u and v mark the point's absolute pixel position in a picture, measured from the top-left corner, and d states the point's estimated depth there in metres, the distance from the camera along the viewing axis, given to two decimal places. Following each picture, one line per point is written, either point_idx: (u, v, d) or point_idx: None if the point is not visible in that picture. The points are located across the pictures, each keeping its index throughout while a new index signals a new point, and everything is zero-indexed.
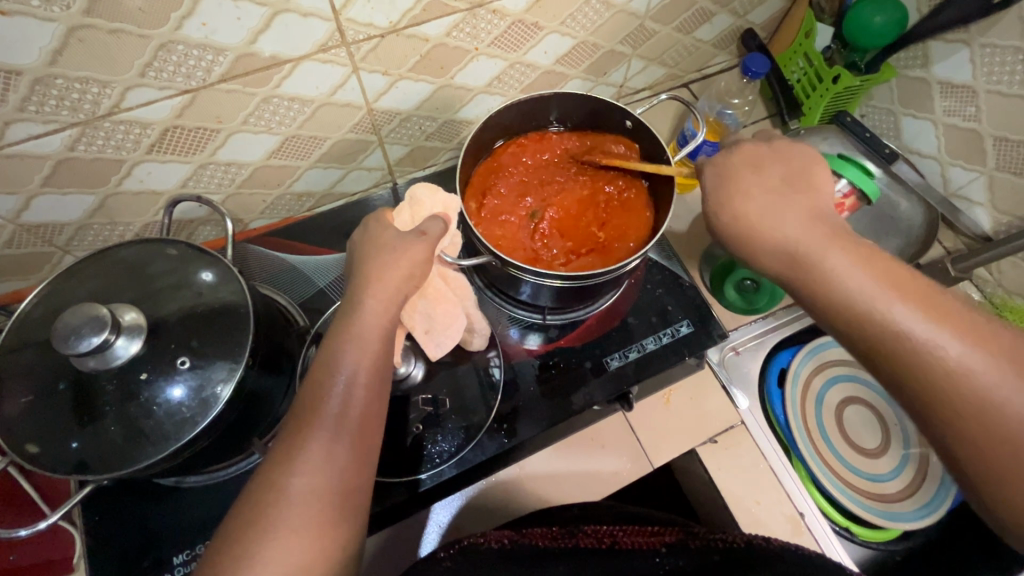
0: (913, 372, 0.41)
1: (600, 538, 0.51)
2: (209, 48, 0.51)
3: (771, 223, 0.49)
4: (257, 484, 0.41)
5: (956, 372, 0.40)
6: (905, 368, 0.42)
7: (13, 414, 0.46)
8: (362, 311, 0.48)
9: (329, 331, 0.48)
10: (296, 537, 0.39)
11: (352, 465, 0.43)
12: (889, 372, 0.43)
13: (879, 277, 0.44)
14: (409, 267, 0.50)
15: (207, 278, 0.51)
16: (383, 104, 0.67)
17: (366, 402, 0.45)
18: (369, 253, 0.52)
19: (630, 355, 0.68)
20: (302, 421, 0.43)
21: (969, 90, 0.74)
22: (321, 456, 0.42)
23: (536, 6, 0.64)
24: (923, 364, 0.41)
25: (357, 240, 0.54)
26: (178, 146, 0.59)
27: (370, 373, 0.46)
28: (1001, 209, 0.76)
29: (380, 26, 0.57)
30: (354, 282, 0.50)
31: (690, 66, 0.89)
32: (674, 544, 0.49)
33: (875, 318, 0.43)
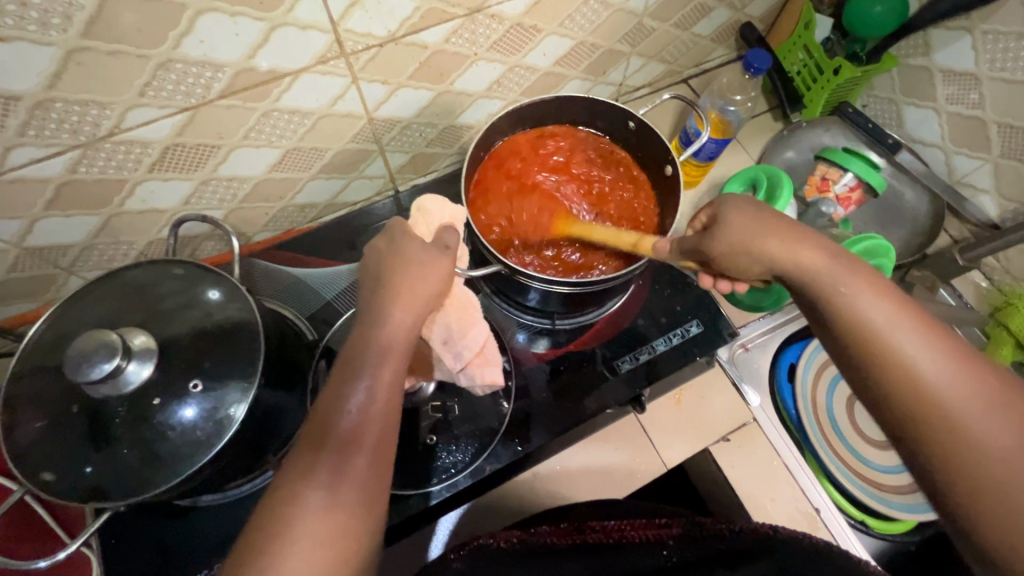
0: (922, 433, 0.37)
1: (607, 533, 0.51)
2: (207, 65, 0.50)
3: (794, 248, 0.45)
4: (270, 504, 0.40)
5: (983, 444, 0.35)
6: (927, 428, 0.37)
7: (26, 441, 0.46)
8: (386, 322, 0.47)
9: (349, 340, 0.47)
10: (316, 552, 0.38)
11: (371, 483, 0.42)
12: (916, 435, 0.37)
13: (939, 347, 0.38)
14: (435, 282, 0.50)
15: (215, 296, 0.50)
16: (383, 113, 0.67)
17: (384, 417, 0.44)
18: (392, 263, 0.50)
19: (641, 357, 0.68)
20: (319, 435, 0.42)
21: (972, 77, 0.73)
22: (339, 476, 0.41)
23: (534, 9, 0.63)
24: (972, 441, 0.35)
25: (380, 249, 0.53)
26: (180, 163, 0.58)
27: (389, 387, 0.45)
28: (1007, 196, 0.76)
29: (379, 35, 0.56)
30: (376, 292, 0.49)
31: (689, 62, 0.89)
32: (681, 536, 0.48)
33: (907, 384, 0.38)
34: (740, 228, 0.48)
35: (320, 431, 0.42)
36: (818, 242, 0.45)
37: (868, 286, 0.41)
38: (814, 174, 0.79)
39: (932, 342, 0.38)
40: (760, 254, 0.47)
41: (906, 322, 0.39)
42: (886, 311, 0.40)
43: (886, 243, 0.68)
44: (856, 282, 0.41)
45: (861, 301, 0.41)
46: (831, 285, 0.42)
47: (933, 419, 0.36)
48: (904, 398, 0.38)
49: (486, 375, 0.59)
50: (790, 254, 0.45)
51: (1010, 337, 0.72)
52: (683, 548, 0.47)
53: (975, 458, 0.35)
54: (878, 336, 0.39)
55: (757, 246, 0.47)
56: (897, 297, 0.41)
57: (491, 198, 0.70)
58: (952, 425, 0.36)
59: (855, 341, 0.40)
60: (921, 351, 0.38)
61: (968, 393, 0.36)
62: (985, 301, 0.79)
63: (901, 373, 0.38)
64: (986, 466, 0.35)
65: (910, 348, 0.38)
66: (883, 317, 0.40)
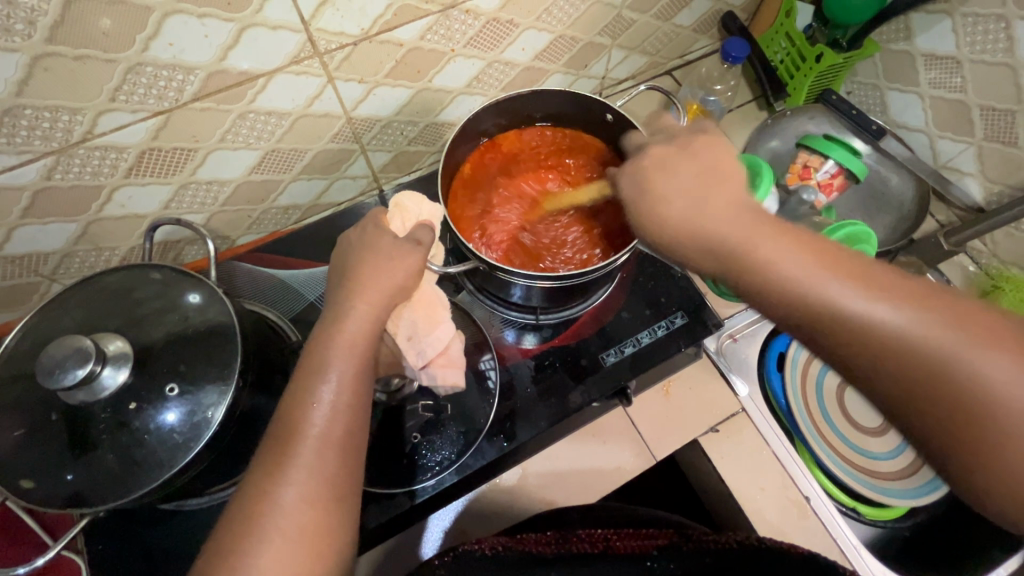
0: (898, 377, 0.38)
1: (593, 543, 0.50)
2: (178, 68, 0.50)
3: (712, 223, 0.44)
4: (242, 501, 0.40)
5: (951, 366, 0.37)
6: (906, 375, 0.38)
7: (5, 449, 0.46)
8: (352, 314, 0.47)
9: (313, 335, 0.47)
10: (291, 546, 0.38)
11: (337, 476, 0.41)
12: (881, 381, 0.39)
13: (865, 286, 0.39)
14: (404, 274, 0.50)
15: (193, 300, 0.50)
16: (361, 112, 0.66)
17: (352, 413, 0.44)
18: (366, 257, 0.51)
19: (626, 350, 0.68)
20: (286, 429, 0.42)
21: (953, 61, 0.73)
22: (305, 471, 0.40)
23: (510, 3, 0.63)
24: (945, 373, 0.37)
25: (353, 242, 0.54)
26: (157, 167, 0.58)
27: (358, 381, 0.45)
28: (992, 179, 0.75)
29: (352, 34, 0.56)
30: (346, 288, 0.49)
31: (672, 53, 0.88)
32: (668, 547, 0.48)
33: (858, 334, 0.39)
34: (673, 205, 0.46)
35: (285, 426, 0.42)
36: (731, 211, 0.44)
37: (782, 249, 0.42)
38: (795, 162, 0.78)
39: (862, 285, 0.39)
40: (700, 239, 0.45)
41: (933, 317, 0.38)
42: (804, 268, 0.41)
43: (868, 229, 0.68)
44: (777, 250, 0.42)
45: (783, 264, 0.41)
46: (754, 256, 0.42)
47: (966, 412, 0.37)
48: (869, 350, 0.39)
49: (449, 378, 0.58)
50: (767, 257, 0.42)
51: None
52: (674, 562, 0.46)
53: (995, 423, 0.36)
54: (818, 301, 0.40)
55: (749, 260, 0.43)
56: (811, 248, 0.42)
57: (479, 169, 0.72)
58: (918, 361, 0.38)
59: (882, 360, 0.39)
60: (859, 300, 0.39)
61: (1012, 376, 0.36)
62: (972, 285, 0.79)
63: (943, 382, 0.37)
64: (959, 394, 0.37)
65: (853, 302, 0.39)
66: (909, 325, 0.38)
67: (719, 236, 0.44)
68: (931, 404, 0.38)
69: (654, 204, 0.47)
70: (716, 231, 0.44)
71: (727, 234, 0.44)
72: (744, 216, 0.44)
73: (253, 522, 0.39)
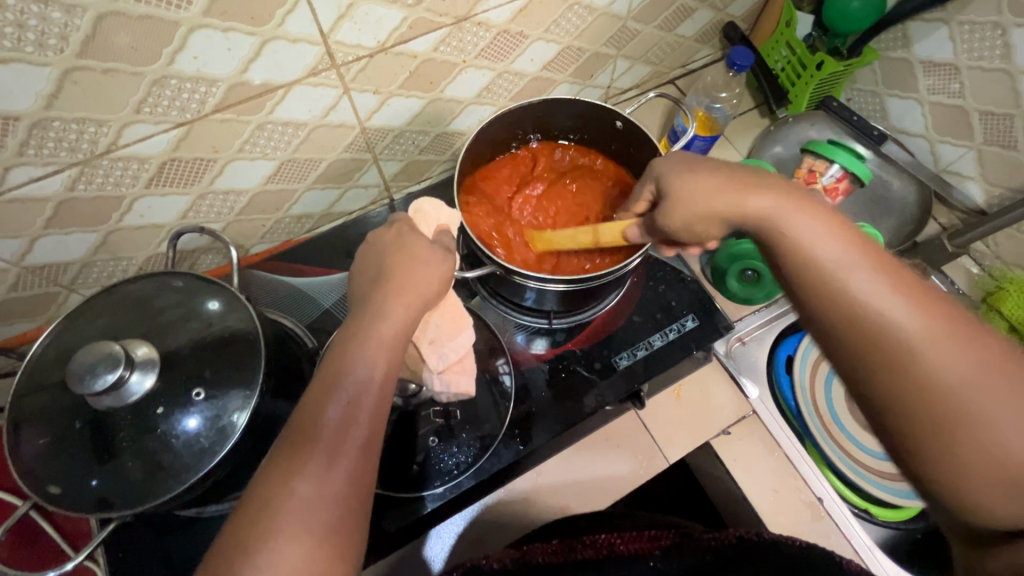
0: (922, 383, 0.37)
1: (598, 549, 0.49)
2: (202, 80, 0.52)
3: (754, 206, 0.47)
4: (255, 494, 0.40)
5: (972, 403, 0.36)
6: (889, 357, 0.38)
7: (32, 456, 0.46)
8: (388, 317, 0.47)
9: (339, 335, 0.48)
10: (316, 540, 0.39)
11: (358, 479, 0.42)
12: (900, 405, 0.38)
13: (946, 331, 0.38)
14: (429, 278, 0.51)
15: (214, 307, 0.51)
16: (375, 122, 0.68)
17: (375, 413, 0.44)
18: (391, 259, 0.52)
19: (638, 353, 0.68)
20: (309, 424, 0.42)
21: (951, 68, 0.75)
22: (327, 476, 0.41)
23: (519, 15, 0.65)
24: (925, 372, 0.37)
25: (383, 244, 0.54)
26: (176, 178, 0.59)
27: (383, 379, 0.45)
28: (992, 181, 0.77)
29: (369, 46, 0.57)
30: (369, 291, 0.50)
31: (675, 63, 0.90)
32: (671, 548, 0.48)
33: (847, 302, 0.40)
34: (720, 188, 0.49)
35: (310, 421, 0.43)
36: (793, 225, 0.44)
37: (852, 259, 0.41)
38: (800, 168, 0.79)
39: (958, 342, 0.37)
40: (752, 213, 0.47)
41: (966, 350, 0.37)
42: (875, 285, 0.40)
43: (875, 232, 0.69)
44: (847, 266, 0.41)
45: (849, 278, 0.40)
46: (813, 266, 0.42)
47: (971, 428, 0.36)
48: (884, 337, 0.38)
49: (460, 385, 0.59)
50: (836, 271, 0.41)
51: (1005, 322, 0.73)
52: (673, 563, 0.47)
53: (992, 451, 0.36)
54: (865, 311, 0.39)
55: (754, 210, 0.47)
56: (901, 288, 0.40)
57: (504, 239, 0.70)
58: (971, 427, 0.36)
59: (872, 353, 0.39)
60: (941, 349, 0.37)
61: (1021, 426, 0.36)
62: (977, 286, 0.80)
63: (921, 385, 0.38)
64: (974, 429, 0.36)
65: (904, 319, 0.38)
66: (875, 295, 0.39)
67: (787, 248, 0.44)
68: (879, 376, 0.39)
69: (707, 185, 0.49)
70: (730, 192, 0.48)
71: (795, 231, 0.44)
72: (816, 228, 0.43)
73: (278, 518, 0.39)
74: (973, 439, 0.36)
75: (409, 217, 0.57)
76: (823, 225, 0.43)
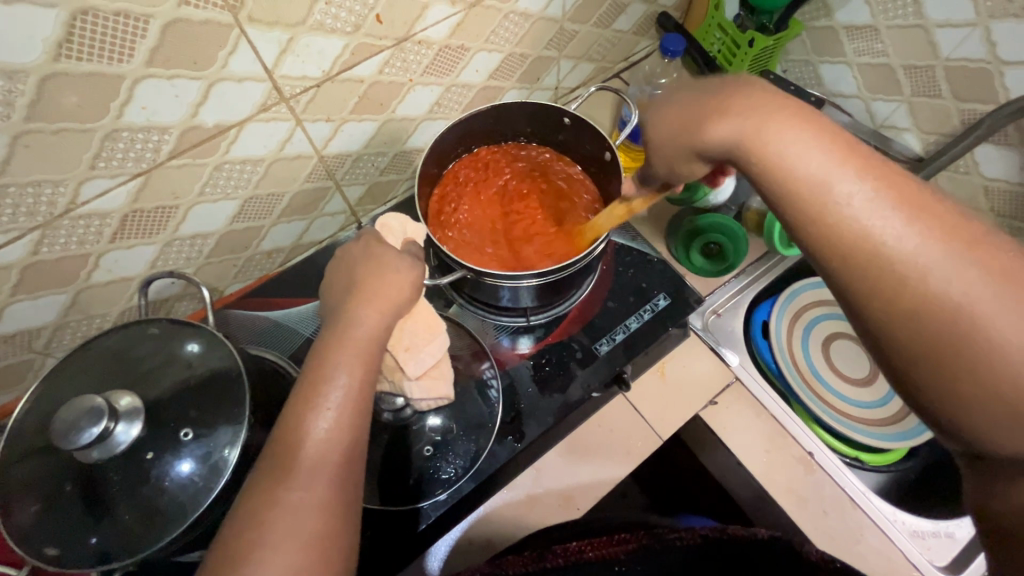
0: (885, 271, 0.37)
1: (568, 555, 0.49)
2: (153, 129, 0.52)
3: (704, 122, 0.46)
4: (242, 506, 0.41)
5: (941, 286, 0.36)
6: (866, 249, 0.38)
7: (25, 523, 0.46)
8: (362, 320, 0.49)
9: (315, 347, 0.48)
10: (304, 557, 0.40)
11: (340, 490, 0.43)
12: (872, 302, 0.38)
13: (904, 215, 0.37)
14: (406, 288, 0.52)
15: (193, 349, 0.51)
16: (332, 150, 0.69)
17: (356, 425, 0.45)
18: (364, 272, 0.53)
19: (617, 338, 0.70)
20: (288, 431, 0.43)
21: (872, 29, 0.79)
22: (309, 491, 0.41)
23: (458, 30, 0.67)
24: (899, 259, 0.37)
25: (353, 258, 0.55)
26: (141, 229, 0.60)
27: (360, 391, 0.46)
28: (926, 130, 0.81)
29: (315, 76, 0.59)
30: (344, 304, 0.51)
31: (617, 57, 0.93)
32: (639, 552, 0.50)
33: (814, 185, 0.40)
34: (685, 115, 0.49)
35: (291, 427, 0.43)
36: (749, 118, 0.44)
37: (799, 142, 0.41)
38: None
39: (916, 221, 0.37)
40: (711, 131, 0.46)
41: (930, 230, 0.37)
42: (821, 159, 0.40)
43: None
44: (803, 147, 0.41)
45: (801, 159, 0.41)
46: (769, 151, 0.42)
47: (945, 315, 0.35)
48: (848, 229, 0.38)
49: (439, 390, 0.61)
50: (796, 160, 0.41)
51: None
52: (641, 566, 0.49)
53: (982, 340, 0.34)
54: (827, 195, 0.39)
55: (727, 129, 0.45)
56: (868, 174, 0.39)
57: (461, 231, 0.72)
58: (950, 311, 0.35)
59: (851, 248, 0.38)
60: (900, 228, 0.37)
61: (996, 303, 0.34)
62: None
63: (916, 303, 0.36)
64: (951, 316, 0.35)
65: (849, 191, 0.39)
66: (871, 212, 0.38)
67: (743, 137, 0.44)
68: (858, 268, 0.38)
69: (674, 106, 0.50)
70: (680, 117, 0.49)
71: (738, 128, 0.44)
72: (765, 113, 0.43)
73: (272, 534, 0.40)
74: (955, 328, 0.35)
75: (375, 231, 0.59)
76: (796, 123, 0.42)
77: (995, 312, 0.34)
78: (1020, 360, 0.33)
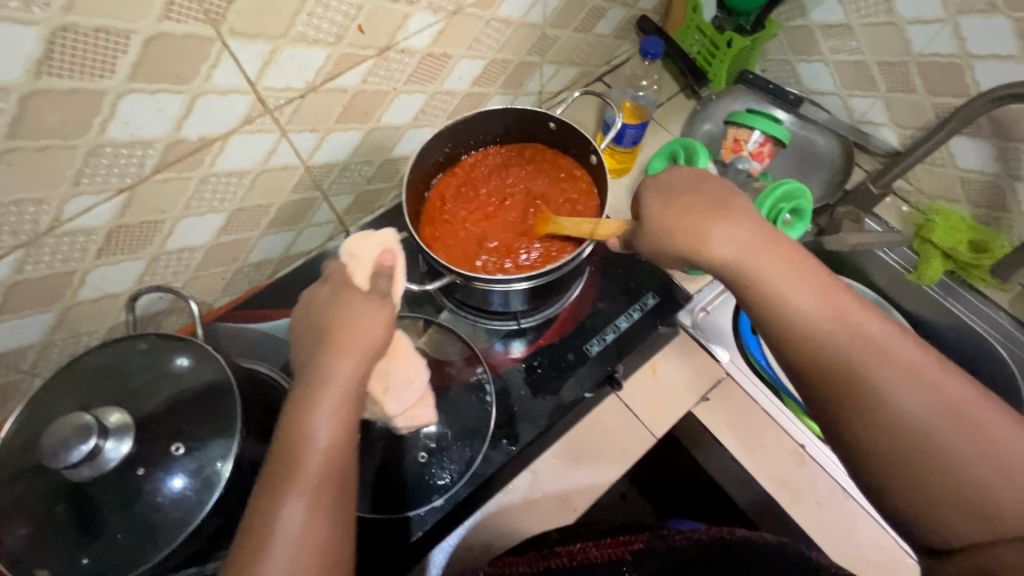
0: (846, 384, 0.44)
1: (573, 556, 0.50)
2: (137, 144, 0.52)
3: (694, 228, 0.51)
4: (242, 529, 0.41)
5: (892, 395, 0.42)
6: (825, 366, 0.45)
7: (16, 544, 0.45)
8: (339, 355, 0.47)
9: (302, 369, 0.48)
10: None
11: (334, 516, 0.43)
12: (835, 402, 0.45)
13: (863, 334, 0.45)
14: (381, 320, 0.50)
15: (183, 363, 0.51)
16: (318, 160, 0.69)
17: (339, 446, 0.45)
18: (334, 298, 0.51)
19: (608, 338, 0.71)
20: (283, 461, 0.43)
21: (846, 28, 0.81)
22: (304, 514, 0.41)
23: (441, 38, 0.68)
24: (851, 373, 0.44)
25: (320, 300, 0.52)
26: (126, 245, 0.59)
27: (348, 414, 0.46)
28: (902, 125, 0.82)
29: (298, 87, 0.59)
30: (320, 328, 0.50)
31: (599, 60, 0.94)
32: (644, 553, 0.49)
33: (785, 308, 0.47)
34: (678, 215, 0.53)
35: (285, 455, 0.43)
36: (729, 240, 0.50)
37: (778, 267, 0.48)
38: (726, 139, 0.85)
39: (874, 341, 0.44)
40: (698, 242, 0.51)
41: (885, 352, 0.44)
42: (790, 283, 0.47)
43: (801, 185, 0.73)
44: (778, 271, 0.48)
45: (774, 279, 0.47)
46: (749, 269, 0.48)
47: (890, 423, 0.42)
48: (819, 345, 0.45)
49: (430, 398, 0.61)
50: (771, 281, 0.47)
51: (937, 250, 0.79)
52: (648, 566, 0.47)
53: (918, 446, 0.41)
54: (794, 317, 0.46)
55: (711, 244, 0.50)
56: (829, 298, 0.46)
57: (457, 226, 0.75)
58: (896, 420, 0.42)
59: (810, 367, 0.46)
60: (859, 350, 0.44)
61: (932, 419, 0.41)
62: (908, 222, 0.86)
63: (877, 416, 0.43)
64: (896, 424, 0.42)
65: (814, 314, 0.46)
66: (840, 332, 0.45)
67: (726, 255, 0.50)
68: (829, 385, 0.45)
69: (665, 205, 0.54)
70: (674, 218, 0.52)
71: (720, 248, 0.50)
72: (744, 233, 0.50)
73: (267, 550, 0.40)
74: (898, 433, 0.42)
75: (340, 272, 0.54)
76: (780, 253, 0.48)
77: (929, 422, 0.41)
78: (951, 463, 0.40)
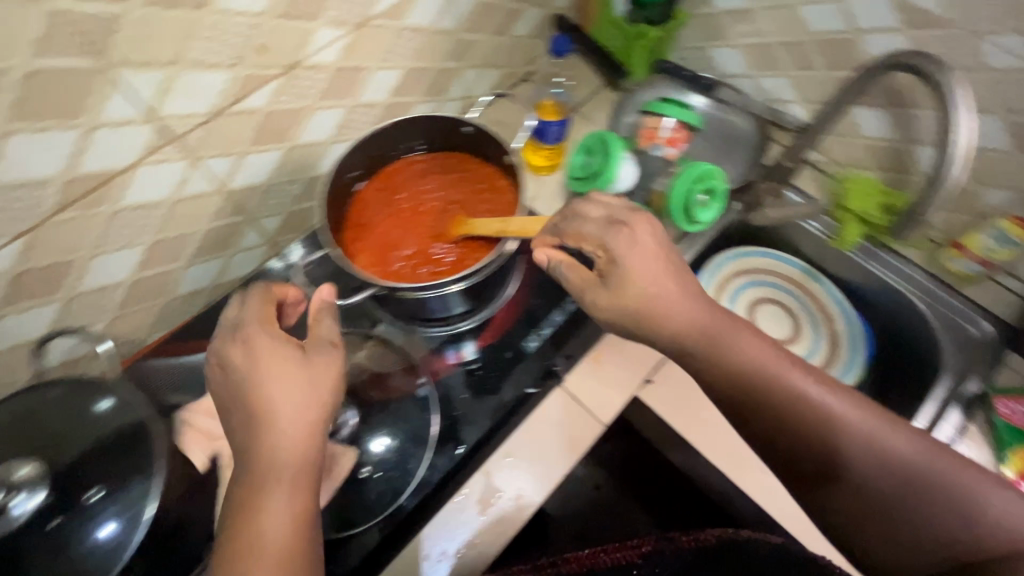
0: (817, 449, 0.51)
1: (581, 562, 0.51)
2: (28, 185, 0.50)
3: (656, 305, 0.52)
4: None
5: (848, 455, 0.50)
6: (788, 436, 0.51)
7: None
8: (285, 399, 0.45)
9: (242, 445, 0.45)
10: None
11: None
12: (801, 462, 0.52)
13: (821, 399, 0.51)
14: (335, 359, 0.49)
15: (103, 408, 0.50)
16: (237, 183, 0.68)
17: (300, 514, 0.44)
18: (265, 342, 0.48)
19: (545, 333, 0.72)
20: (246, 538, 0.41)
21: (746, 12, 0.85)
22: None
23: (350, 52, 0.67)
24: (820, 441, 0.51)
25: (234, 366, 0.47)
26: (35, 292, 0.57)
27: (300, 479, 0.44)
28: (811, 100, 0.86)
29: (203, 113, 0.58)
30: (248, 381, 0.46)
31: (522, 63, 0.96)
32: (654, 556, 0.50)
33: (754, 381, 0.51)
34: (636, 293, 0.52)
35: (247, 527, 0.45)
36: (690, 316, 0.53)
37: (747, 344, 0.53)
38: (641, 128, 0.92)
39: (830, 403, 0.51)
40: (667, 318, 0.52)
41: (836, 413, 0.51)
42: (755, 355, 0.52)
43: (712, 166, 0.78)
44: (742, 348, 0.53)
45: (743, 353, 0.52)
46: (716, 347, 0.52)
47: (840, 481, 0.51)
48: (777, 417, 0.51)
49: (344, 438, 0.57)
50: (739, 359, 0.52)
51: (857, 219, 0.84)
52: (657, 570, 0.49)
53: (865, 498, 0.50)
54: (758, 390, 0.51)
55: (681, 323, 0.52)
56: (782, 364, 0.52)
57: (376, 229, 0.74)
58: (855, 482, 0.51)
59: (781, 438, 0.52)
60: (825, 413, 0.51)
61: (879, 472, 0.50)
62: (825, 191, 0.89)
63: (843, 481, 0.51)
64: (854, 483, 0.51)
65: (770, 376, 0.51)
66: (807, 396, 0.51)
67: (683, 330, 0.52)
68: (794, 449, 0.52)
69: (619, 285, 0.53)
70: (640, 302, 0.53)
71: (686, 327, 0.52)
72: (697, 310, 0.53)
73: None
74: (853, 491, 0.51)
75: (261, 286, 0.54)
76: (741, 332, 0.53)
77: (876, 474, 0.50)
78: (898, 507, 0.50)
